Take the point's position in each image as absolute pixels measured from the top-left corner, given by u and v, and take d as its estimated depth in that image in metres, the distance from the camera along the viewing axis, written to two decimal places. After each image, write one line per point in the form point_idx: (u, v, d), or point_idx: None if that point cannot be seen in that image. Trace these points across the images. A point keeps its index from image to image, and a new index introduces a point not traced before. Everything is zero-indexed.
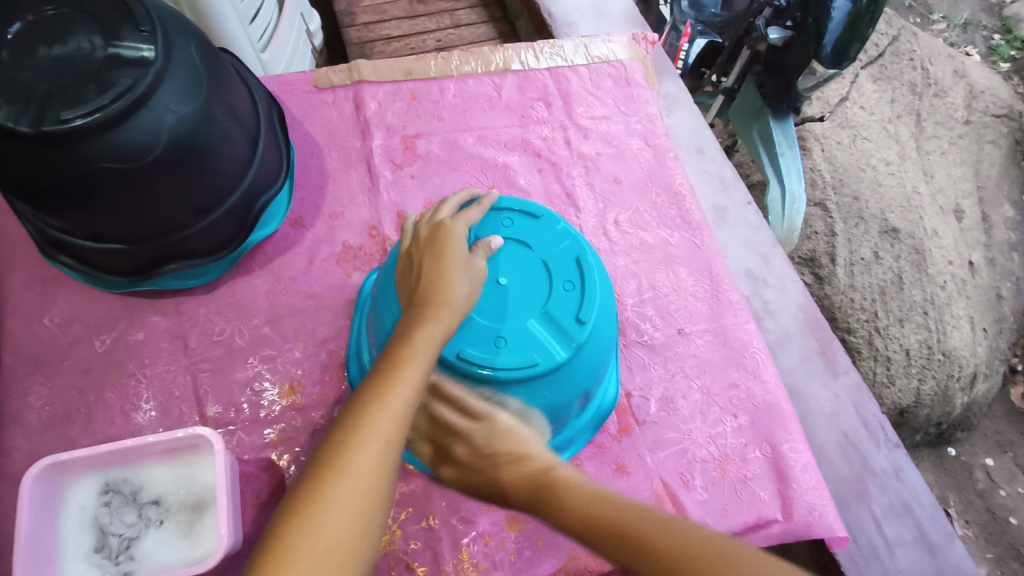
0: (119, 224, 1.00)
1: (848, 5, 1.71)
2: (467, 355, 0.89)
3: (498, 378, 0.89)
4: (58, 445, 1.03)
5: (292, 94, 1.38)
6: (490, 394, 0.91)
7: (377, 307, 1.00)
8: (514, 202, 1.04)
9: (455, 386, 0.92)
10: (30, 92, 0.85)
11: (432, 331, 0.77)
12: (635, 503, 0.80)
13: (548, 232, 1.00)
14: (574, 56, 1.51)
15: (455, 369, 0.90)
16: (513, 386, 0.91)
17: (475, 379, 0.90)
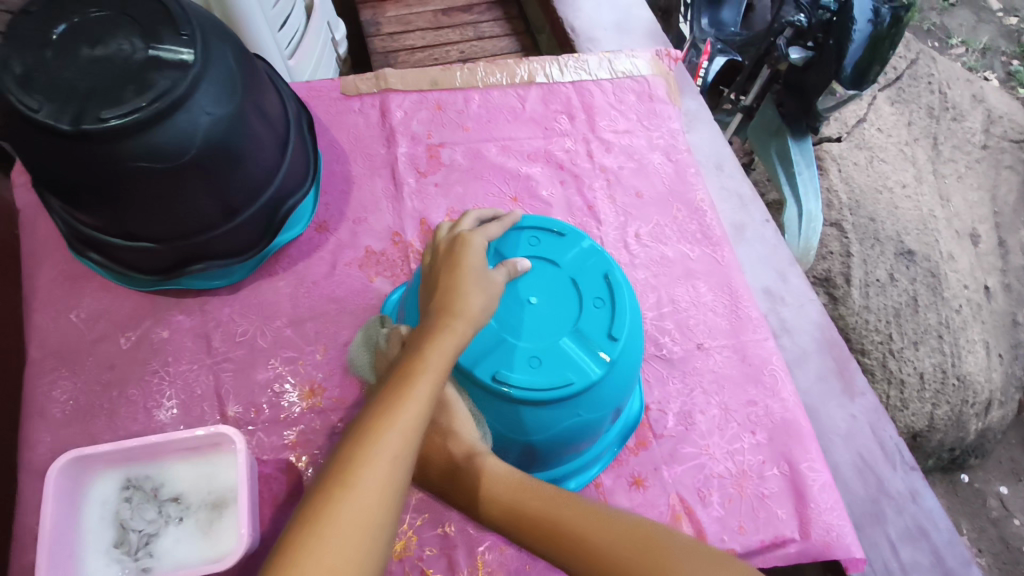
0: (149, 223, 1.01)
1: (870, 28, 1.73)
2: (494, 373, 0.89)
3: (525, 397, 0.89)
4: (80, 440, 1.04)
5: (319, 100, 1.40)
6: (518, 412, 0.91)
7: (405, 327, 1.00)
8: (540, 218, 1.04)
9: (481, 403, 0.93)
10: (72, 91, 0.87)
11: (444, 344, 0.76)
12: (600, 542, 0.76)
13: (575, 250, 1.00)
14: (598, 70, 1.53)
15: (490, 391, 0.90)
16: (541, 405, 0.91)
17: (502, 398, 0.90)
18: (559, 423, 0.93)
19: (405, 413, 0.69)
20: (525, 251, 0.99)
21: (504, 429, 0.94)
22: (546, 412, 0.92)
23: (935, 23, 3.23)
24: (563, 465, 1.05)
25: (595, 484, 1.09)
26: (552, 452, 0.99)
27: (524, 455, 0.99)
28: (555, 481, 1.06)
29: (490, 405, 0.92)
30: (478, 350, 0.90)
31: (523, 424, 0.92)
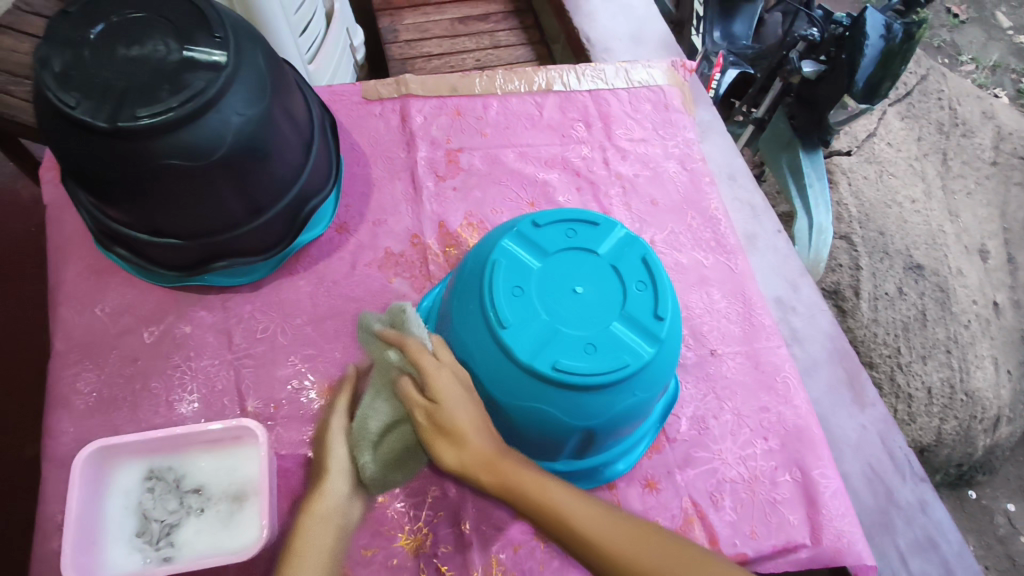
0: (176, 219, 1.03)
1: (881, 43, 1.75)
2: (553, 363, 0.85)
3: (588, 383, 0.85)
4: (104, 431, 1.06)
5: (342, 104, 1.42)
6: (580, 400, 0.87)
7: (452, 331, 0.96)
8: (569, 211, 0.98)
9: (535, 396, 0.88)
10: (109, 90, 0.90)
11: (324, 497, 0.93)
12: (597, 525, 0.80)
13: (613, 238, 0.96)
14: (615, 80, 1.55)
15: (550, 381, 0.86)
16: (602, 390, 0.87)
17: (565, 386, 0.86)
18: (618, 407, 0.90)
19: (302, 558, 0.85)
20: (562, 242, 0.95)
21: (562, 419, 0.89)
22: (607, 396, 0.88)
23: (945, 40, 3.25)
24: (611, 448, 1.05)
25: (609, 486, 1.09)
26: (608, 436, 0.97)
27: (579, 443, 0.96)
28: (605, 464, 1.06)
29: (552, 397, 0.87)
30: (535, 343, 0.86)
31: (586, 412, 0.89)
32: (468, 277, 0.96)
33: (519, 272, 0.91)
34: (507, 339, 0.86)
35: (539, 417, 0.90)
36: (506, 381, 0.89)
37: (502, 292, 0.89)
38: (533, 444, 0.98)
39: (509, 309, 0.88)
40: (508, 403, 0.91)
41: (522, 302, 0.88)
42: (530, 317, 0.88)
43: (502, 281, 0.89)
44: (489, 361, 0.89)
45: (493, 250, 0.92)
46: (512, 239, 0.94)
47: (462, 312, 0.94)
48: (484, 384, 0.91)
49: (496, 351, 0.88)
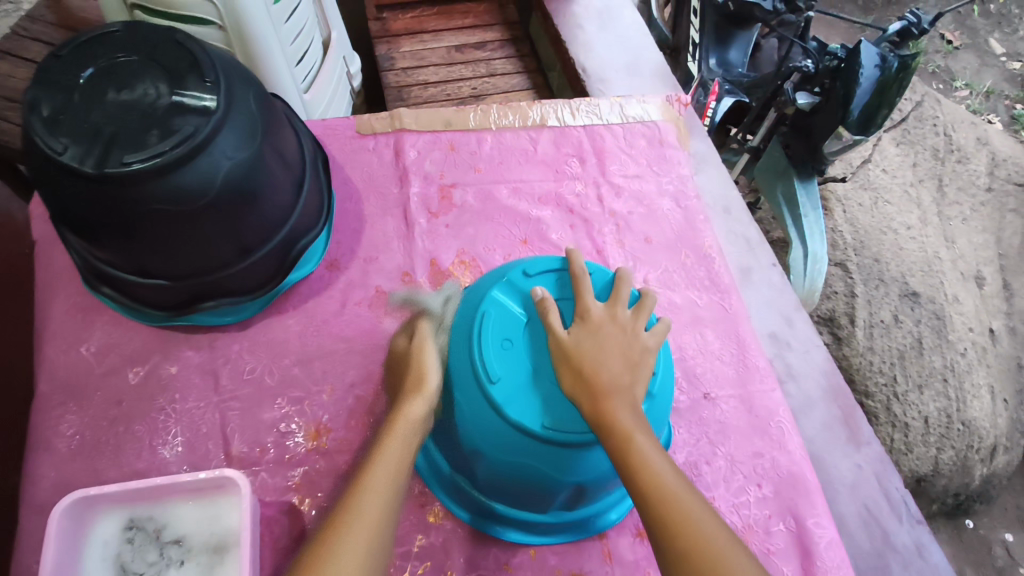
0: (164, 261, 1.02)
1: (876, 73, 1.76)
2: (541, 419, 0.87)
3: (578, 442, 0.86)
4: (85, 476, 1.04)
5: (335, 139, 1.42)
6: (569, 457, 0.88)
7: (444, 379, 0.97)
8: (556, 262, 1.01)
9: (524, 453, 0.88)
10: (98, 134, 0.89)
11: (410, 410, 0.91)
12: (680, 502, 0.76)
13: (602, 289, 0.99)
14: (609, 115, 1.55)
15: (542, 441, 0.87)
16: (590, 448, 0.88)
17: (552, 444, 0.87)
18: (607, 462, 0.90)
19: (386, 457, 0.83)
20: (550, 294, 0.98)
21: (553, 475, 0.89)
22: (593, 453, 0.89)
23: (939, 66, 3.28)
24: (602, 498, 1.04)
25: (600, 536, 1.06)
26: (597, 490, 0.97)
27: (569, 496, 0.96)
28: (596, 514, 1.04)
29: (541, 454, 0.87)
30: (523, 400, 0.88)
31: (574, 468, 0.89)
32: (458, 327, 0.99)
33: (508, 324, 0.94)
34: (496, 395, 0.88)
35: (528, 473, 0.90)
36: (494, 437, 0.89)
37: (491, 345, 0.91)
38: (522, 496, 0.97)
39: (498, 363, 0.90)
40: (497, 459, 0.91)
41: (510, 356, 0.91)
42: (518, 371, 0.90)
43: (491, 333, 0.92)
44: (477, 416, 0.90)
45: (483, 302, 0.95)
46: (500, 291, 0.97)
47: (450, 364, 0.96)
48: (472, 438, 0.92)
49: (484, 407, 0.89)
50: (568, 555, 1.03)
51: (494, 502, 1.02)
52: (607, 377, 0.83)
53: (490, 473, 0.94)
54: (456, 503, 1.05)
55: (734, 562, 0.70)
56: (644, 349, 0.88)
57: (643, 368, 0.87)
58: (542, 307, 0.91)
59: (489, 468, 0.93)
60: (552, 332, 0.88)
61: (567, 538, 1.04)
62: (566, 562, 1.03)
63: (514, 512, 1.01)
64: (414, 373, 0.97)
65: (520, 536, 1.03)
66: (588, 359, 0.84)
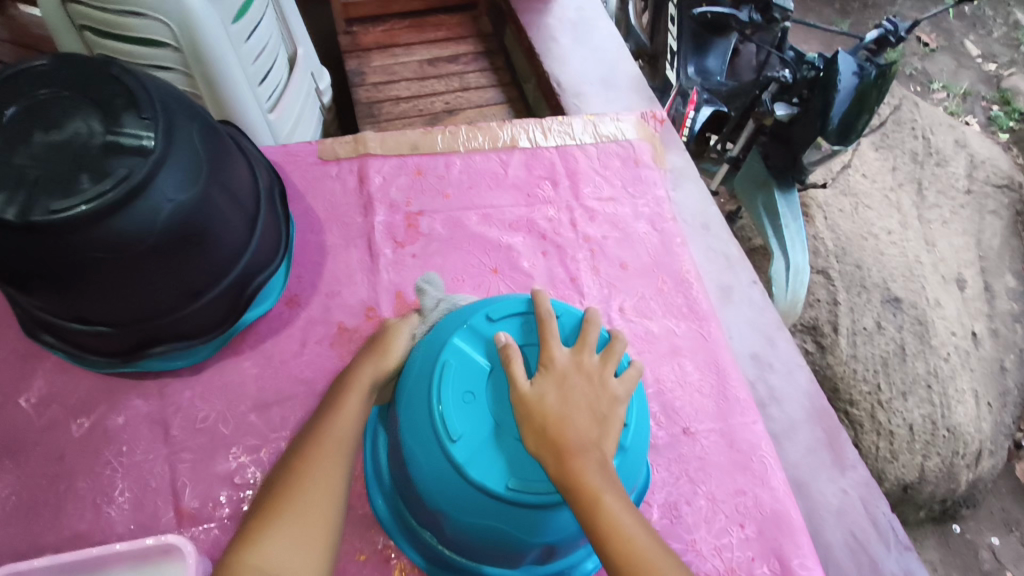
0: (105, 308, 0.96)
1: (855, 81, 1.74)
2: (505, 479, 0.82)
3: (544, 502, 0.81)
4: (22, 541, 0.97)
5: (296, 165, 1.36)
6: (537, 518, 0.83)
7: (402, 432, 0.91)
8: (519, 302, 0.95)
9: (488, 514, 0.83)
10: (21, 179, 0.82)
11: (365, 371, 0.98)
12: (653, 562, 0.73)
13: (571, 332, 0.94)
14: (583, 134, 1.50)
15: (505, 503, 0.82)
16: (557, 507, 0.83)
17: (517, 505, 0.82)
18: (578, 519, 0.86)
19: (349, 398, 0.94)
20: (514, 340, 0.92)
21: (519, 537, 0.84)
22: (561, 512, 0.84)
23: (916, 68, 3.27)
24: (577, 550, 0.98)
25: None
26: (570, 545, 0.92)
27: (540, 553, 0.91)
28: (572, 565, 0.99)
29: (506, 516, 0.82)
30: (486, 460, 0.83)
31: (541, 528, 0.84)
32: (417, 375, 0.93)
33: (470, 374, 0.88)
34: (456, 455, 0.82)
35: (492, 535, 0.85)
36: (456, 499, 0.84)
37: (451, 400, 0.86)
38: (489, 553, 0.91)
39: (459, 419, 0.85)
40: (460, 520, 0.85)
41: (471, 411, 0.86)
42: (479, 427, 0.85)
43: (452, 386, 0.86)
44: (438, 477, 0.85)
45: (442, 350, 0.89)
46: (460, 337, 0.91)
47: (408, 418, 0.90)
48: (433, 498, 0.87)
49: (444, 467, 0.84)
50: None
51: (461, 558, 0.95)
52: (573, 435, 0.78)
53: (455, 533, 0.89)
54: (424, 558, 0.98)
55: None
56: (612, 400, 0.83)
57: (612, 420, 0.82)
58: (506, 355, 0.86)
59: (453, 528, 0.88)
60: (514, 385, 0.83)
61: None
62: None
63: (483, 568, 0.95)
64: (385, 343, 1.03)
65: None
66: (553, 415, 0.80)
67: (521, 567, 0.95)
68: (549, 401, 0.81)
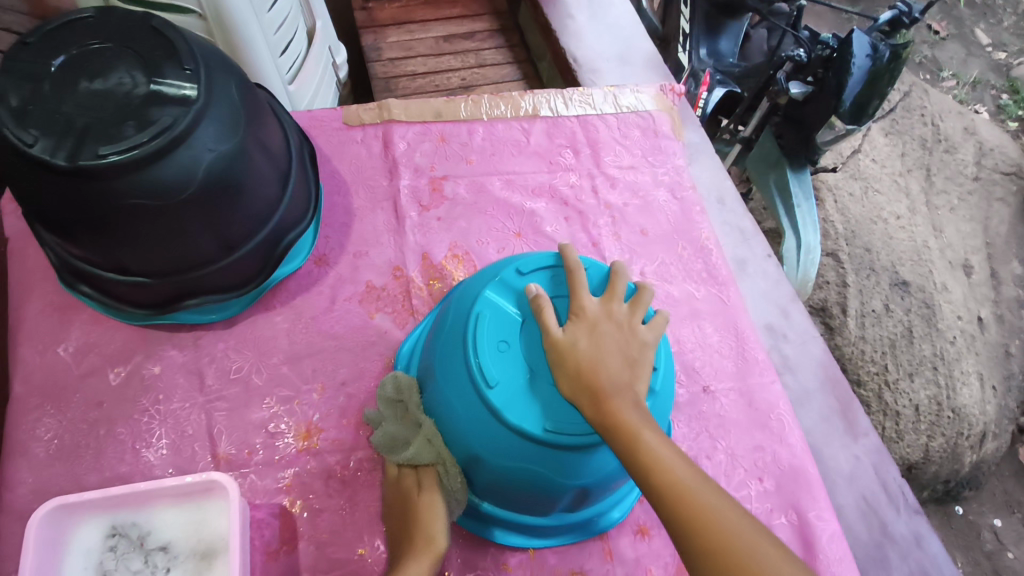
0: (145, 258, 0.98)
1: (868, 63, 1.71)
2: (542, 420, 0.85)
3: (580, 444, 0.84)
4: (65, 481, 1.01)
5: (321, 130, 1.38)
6: (572, 460, 0.86)
7: (437, 382, 0.94)
8: (546, 257, 0.98)
9: (524, 455, 0.86)
10: (69, 126, 0.85)
11: (412, 572, 0.85)
12: (700, 497, 0.73)
13: (597, 285, 0.97)
14: (603, 105, 1.52)
15: (542, 444, 0.85)
16: (592, 449, 0.86)
17: (554, 446, 0.85)
18: (609, 463, 0.89)
19: None
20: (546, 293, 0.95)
21: (554, 478, 0.87)
22: (594, 456, 0.87)
23: (926, 56, 3.25)
24: (602, 500, 1.02)
25: (600, 536, 1.05)
26: (600, 491, 0.96)
27: (571, 499, 0.95)
28: (599, 515, 1.03)
29: (541, 457, 0.86)
30: (522, 404, 0.86)
31: (576, 471, 0.87)
32: (451, 327, 0.96)
33: (503, 324, 0.91)
34: (494, 399, 0.85)
35: (528, 477, 0.88)
36: (494, 441, 0.87)
37: (487, 347, 0.88)
38: (522, 500, 0.95)
39: (494, 366, 0.87)
40: (497, 464, 0.89)
41: (506, 358, 0.88)
42: (514, 373, 0.88)
43: (487, 335, 0.89)
44: (475, 422, 0.88)
45: (476, 302, 0.92)
46: (492, 290, 0.94)
47: (444, 367, 0.93)
48: (470, 443, 0.89)
49: (481, 411, 0.87)
50: (568, 554, 1.03)
51: (495, 507, 0.99)
52: (607, 378, 0.81)
53: (491, 479, 0.92)
54: (456, 511, 1.02)
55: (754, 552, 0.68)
56: (642, 346, 0.85)
57: (642, 363, 0.84)
58: (537, 305, 0.89)
59: (488, 474, 0.91)
60: (547, 333, 0.86)
61: (569, 539, 1.03)
62: (566, 561, 1.02)
63: (515, 516, 0.99)
64: (422, 528, 0.90)
65: (521, 540, 1.01)
66: (586, 359, 0.82)
67: (551, 515, 1.00)
68: (581, 347, 0.83)
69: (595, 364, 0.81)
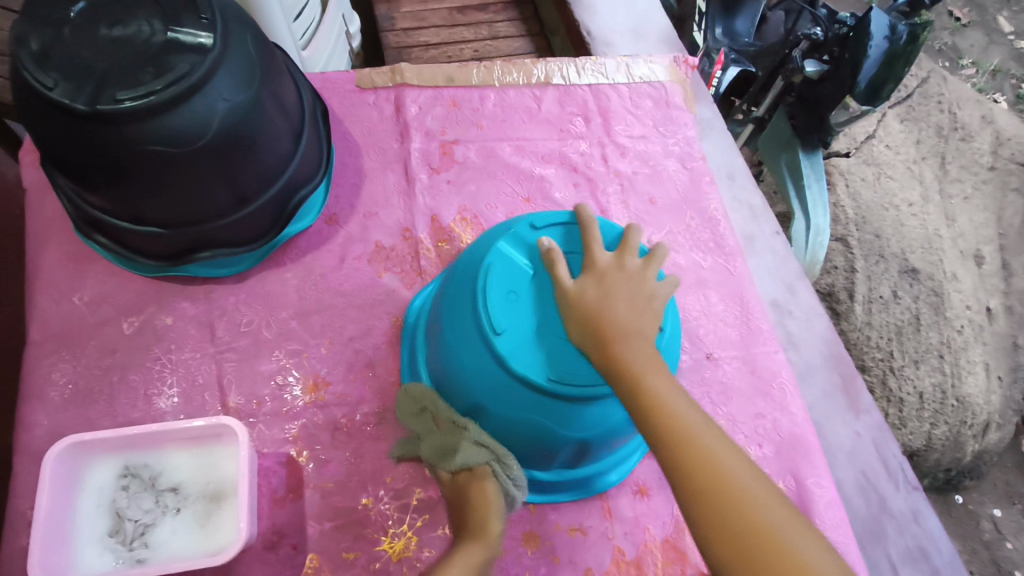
0: (160, 208, 0.99)
1: (885, 45, 1.65)
2: (548, 371, 0.86)
3: (583, 396, 0.86)
4: (78, 424, 1.03)
5: (334, 92, 1.38)
6: (575, 412, 0.88)
7: (446, 333, 0.96)
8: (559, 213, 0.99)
9: (528, 403, 0.88)
10: (89, 71, 0.86)
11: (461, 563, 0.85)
12: (695, 428, 0.75)
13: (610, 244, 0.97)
14: (616, 74, 1.52)
15: (545, 394, 0.86)
16: (595, 403, 0.88)
17: (561, 398, 0.86)
18: (609, 418, 0.91)
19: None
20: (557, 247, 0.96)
21: (555, 428, 0.90)
22: (599, 410, 0.89)
23: (946, 43, 3.20)
24: (604, 458, 1.05)
25: (600, 496, 1.07)
26: (601, 447, 0.98)
27: (574, 454, 0.97)
28: (600, 473, 1.06)
29: (545, 407, 0.87)
30: (529, 352, 0.87)
31: (580, 424, 0.89)
32: (462, 281, 0.96)
33: (514, 276, 0.92)
34: (501, 346, 0.87)
35: (534, 427, 0.90)
36: (501, 390, 0.89)
37: (496, 299, 0.89)
38: (528, 454, 0.97)
39: (504, 315, 0.89)
40: (502, 412, 0.91)
41: (515, 309, 0.90)
42: (523, 323, 0.89)
43: (497, 286, 0.90)
44: (484, 371, 0.89)
45: (488, 254, 0.93)
46: (503, 243, 0.94)
47: (454, 319, 0.94)
48: (478, 395, 0.91)
49: (489, 361, 0.88)
50: (567, 511, 1.05)
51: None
52: (618, 322, 0.82)
53: (494, 430, 0.94)
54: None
55: (753, 493, 0.70)
56: (654, 295, 0.86)
57: (654, 309, 0.85)
58: (550, 258, 0.89)
59: (493, 424, 0.93)
60: (559, 284, 0.87)
61: (569, 496, 1.05)
62: (566, 517, 1.05)
63: (519, 470, 1.01)
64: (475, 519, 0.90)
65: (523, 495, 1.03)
66: (593, 306, 0.83)
67: (554, 471, 1.03)
68: (592, 296, 0.84)
69: (606, 313, 0.82)
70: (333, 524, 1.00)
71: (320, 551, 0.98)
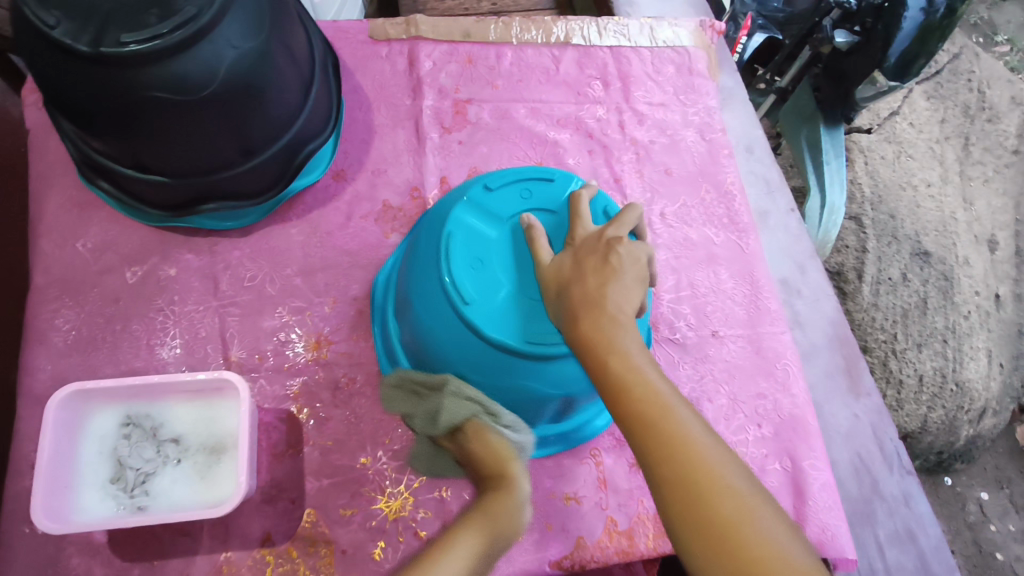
0: (164, 156, 0.97)
1: (920, 17, 1.51)
2: (517, 333, 0.87)
3: (471, 320, 0.87)
4: (81, 371, 1.03)
5: (346, 42, 1.34)
6: (470, 343, 0.89)
7: (434, 208, 1.03)
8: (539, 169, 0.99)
9: (435, 305, 0.91)
10: (93, 10, 0.82)
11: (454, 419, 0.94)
12: (693, 430, 0.70)
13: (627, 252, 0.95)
14: (638, 37, 1.46)
15: (444, 294, 0.89)
16: (488, 343, 0.87)
17: (533, 358, 0.87)
18: (496, 371, 0.90)
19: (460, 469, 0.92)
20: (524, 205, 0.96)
21: (450, 353, 0.92)
22: (573, 365, 0.90)
23: (982, 17, 3.06)
24: (567, 421, 1.06)
25: (596, 462, 1.08)
26: (526, 411, 0.97)
27: (562, 408, 0.99)
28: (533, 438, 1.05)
29: (445, 317, 0.90)
30: (466, 245, 0.91)
31: (553, 381, 0.91)
32: (428, 243, 0.96)
33: (538, 198, 0.96)
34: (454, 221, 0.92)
35: (506, 388, 0.92)
36: (427, 277, 0.93)
37: (462, 266, 0.89)
38: None
39: (487, 207, 0.95)
40: (420, 305, 0.95)
41: (483, 275, 0.89)
42: (493, 227, 0.93)
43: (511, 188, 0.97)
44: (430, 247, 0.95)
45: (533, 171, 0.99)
46: (525, 180, 0.98)
47: (451, 196, 1.01)
48: (452, 358, 0.92)
49: (457, 325, 0.89)
50: (563, 479, 1.06)
51: None
52: (594, 295, 0.79)
53: (412, 336, 0.98)
54: None
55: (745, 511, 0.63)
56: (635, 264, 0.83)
57: (633, 279, 0.81)
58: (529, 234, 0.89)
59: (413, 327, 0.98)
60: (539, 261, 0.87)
61: None
62: (561, 486, 1.06)
63: None
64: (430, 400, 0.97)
65: None
66: (573, 277, 0.82)
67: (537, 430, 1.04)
68: (563, 267, 0.84)
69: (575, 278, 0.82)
70: (330, 481, 1.01)
71: (317, 506, 0.99)
